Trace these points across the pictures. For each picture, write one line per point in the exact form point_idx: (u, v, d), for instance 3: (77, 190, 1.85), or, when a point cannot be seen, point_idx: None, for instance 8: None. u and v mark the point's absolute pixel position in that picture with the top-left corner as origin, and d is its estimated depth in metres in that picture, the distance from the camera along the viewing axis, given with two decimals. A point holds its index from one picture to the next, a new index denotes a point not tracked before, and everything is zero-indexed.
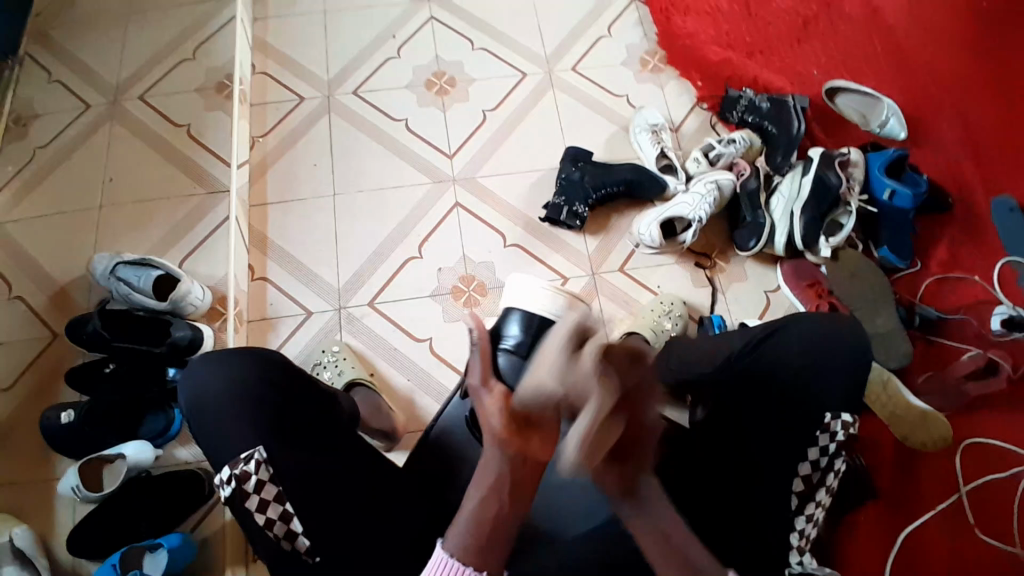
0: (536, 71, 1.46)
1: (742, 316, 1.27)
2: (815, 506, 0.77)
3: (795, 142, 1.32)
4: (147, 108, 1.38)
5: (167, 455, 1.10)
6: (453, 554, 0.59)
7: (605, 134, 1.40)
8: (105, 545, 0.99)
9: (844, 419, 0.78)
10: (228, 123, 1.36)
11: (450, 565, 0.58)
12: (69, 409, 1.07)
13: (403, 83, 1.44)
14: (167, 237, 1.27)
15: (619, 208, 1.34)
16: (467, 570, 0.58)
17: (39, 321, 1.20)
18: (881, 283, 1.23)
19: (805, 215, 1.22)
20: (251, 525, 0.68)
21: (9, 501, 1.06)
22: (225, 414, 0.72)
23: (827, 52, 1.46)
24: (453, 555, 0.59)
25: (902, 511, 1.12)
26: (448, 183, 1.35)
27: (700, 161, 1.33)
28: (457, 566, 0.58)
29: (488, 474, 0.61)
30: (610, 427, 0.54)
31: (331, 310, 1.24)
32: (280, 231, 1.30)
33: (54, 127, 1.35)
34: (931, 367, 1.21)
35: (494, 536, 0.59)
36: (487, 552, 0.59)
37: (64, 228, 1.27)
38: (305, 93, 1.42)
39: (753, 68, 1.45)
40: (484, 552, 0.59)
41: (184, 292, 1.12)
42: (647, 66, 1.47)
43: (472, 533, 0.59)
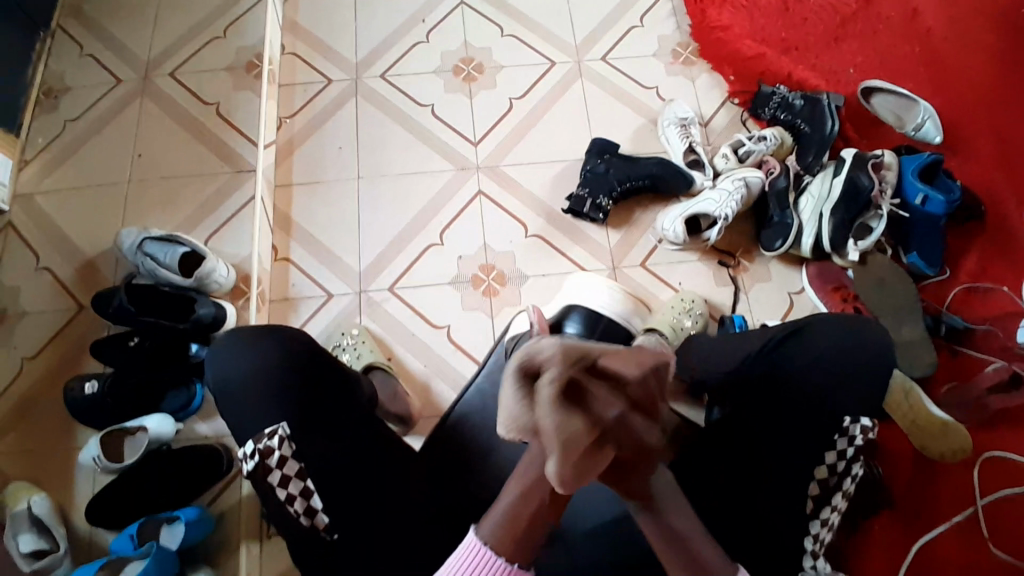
0: (565, 60, 1.44)
1: (763, 317, 1.26)
2: (830, 511, 0.76)
3: (827, 142, 1.29)
4: (176, 85, 1.39)
5: (188, 429, 1.12)
6: (487, 544, 0.58)
7: (632, 127, 1.38)
8: (123, 516, 1.01)
9: (863, 424, 0.76)
10: (256, 103, 1.37)
11: (484, 557, 0.58)
12: (93, 379, 1.09)
13: (431, 68, 1.43)
14: (193, 215, 1.28)
15: (643, 202, 1.32)
16: (501, 560, 0.58)
17: (66, 292, 1.22)
18: (909, 290, 1.20)
19: (834, 217, 1.21)
20: (270, 501, 0.68)
21: (35, 466, 1.09)
22: (253, 390, 0.73)
23: (865, 51, 1.43)
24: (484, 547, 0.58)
25: (917, 522, 1.10)
26: (472, 171, 1.34)
27: (729, 157, 1.31)
28: (491, 556, 0.58)
29: (522, 474, 0.59)
30: None
31: (351, 293, 1.24)
32: (304, 212, 1.30)
33: (85, 100, 1.37)
34: (955, 377, 1.19)
35: (524, 533, 0.58)
36: (522, 544, 0.58)
37: (92, 202, 1.29)
38: (333, 76, 1.42)
39: (788, 64, 1.42)
40: (515, 548, 0.58)
41: (209, 271, 1.13)
42: (679, 59, 1.45)
43: (508, 525, 0.58)
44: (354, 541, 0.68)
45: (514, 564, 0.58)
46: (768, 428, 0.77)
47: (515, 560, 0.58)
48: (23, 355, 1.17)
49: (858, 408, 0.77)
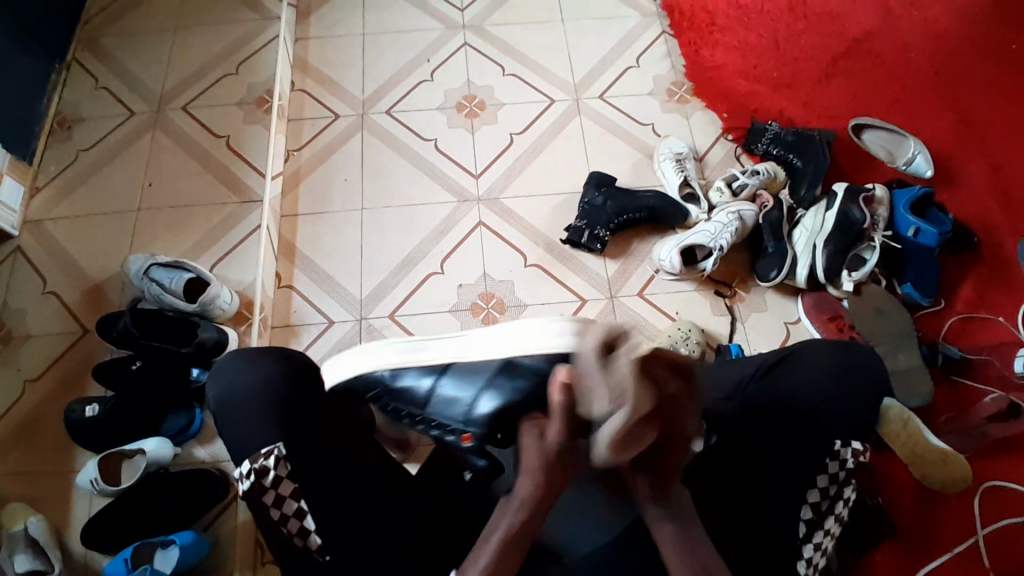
0: (564, 98, 1.49)
1: (760, 346, 1.27)
2: (823, 535, 0.74)
3: (821, 173, 1.33)
4: (189, 118, 1.44)
5: (186, 453, 1.12)
6: None
7: (630, 161, 1.42)
8: (118, 540, 1.01)
9: (854, 447, 0.76)
10: (265, 137, 1.42)
11: None
12: (94, 403, 1.10)
13: (434, 105, 1.48)
14: (199, 242, 1.31)
15: (640, 233, 1.35)
16: None
17: (71, 316, 1.24)
18: (904, 319, 1.21)
19: (827, 248, 1.23)
20: (265, 520, 0.68)
21: (32, 489, 1.09)
22: (250, 409, 0.73)
23: (854, 90, 1.48)
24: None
25: (921, 555, 1.08)
26: (473, 202, 1.37)
27: (723, 191, 1.34)
28: None
29: (514, 514, 0.62)
30: (639, 434, 0.59)
31: (352, 320, 1.26)
32: (308, 241, 1.33)
33: (100, 131, 1.42)
34: (953, 409, 1.19)
35: (505, 571, 0.60)
36: None
37: (102, 228, 1.32)
38: (340, 111, 1.47)
39: (779, 102, 1.47)
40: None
41: (215, 296, 1.15)
42: (674, 96, 1.50)
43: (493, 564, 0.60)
44: (351, 558, 0.69)
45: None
46: (762, 456, 0.77)
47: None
48: (27, 377, 1.18)
49: (853, 431, 0.77)
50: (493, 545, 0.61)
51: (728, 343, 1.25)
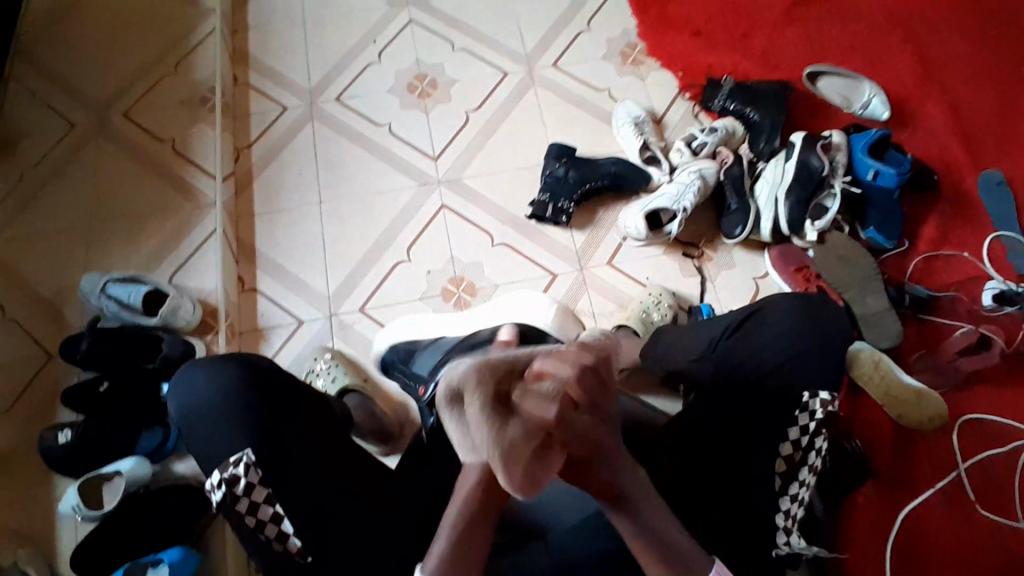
0: (517, 69, 1.46)
1: (732, 303, 1.28)
2: (799, 486, 0.75)
3: (777, 128, 1.33)
4: (130, 125, 1.38)
5: (166, 469, 1.11)
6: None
7: (589, 130, 1.40)
8: (107, 563, 0.99)
9: (822, 398, 0.77)
10: (213, 137, 1.37)
11: None
12: (66, 429, 1.08)
13: (384, 88, 1.44)
14: (156, 253, 1.27)
15: (605, 202, 1.34)
16: None
17: (32, 343, 1.20)
18: (870, 264, 1.23)
19: (789, 199, 1.24)
20: (242, 528, 0.69)
21: (11, 523, 1.07)
22: (218, 422, 0.73)
23: (806, 36, 1.46)
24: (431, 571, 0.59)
25: (900, 490, 1.12)
26: (434, 185, 1.35)
27: (683, 152, 1.33)
28: None
29: (463, 490, 0.60)
30: (534, 461, 0.48)
31: (323, 317, 1.24)
32: (269, 240, 1.30)
33: (39, 147, 1.36)
34: (924, 346, 1.21)
35: (468, 548, 0.60)
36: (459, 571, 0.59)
37: (54, 248, 1.27)
38: (288, 103, 1.42)
39: (734, 56, 1.46)
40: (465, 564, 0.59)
41: (175, 307, 1.14)
42: (628, 58, 1.47)
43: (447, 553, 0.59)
44: (339, 562, 0.69)
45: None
46: (729, 417, 0.79)
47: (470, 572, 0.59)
48: None
49: (822, 380, 0.78)
50: (449, 530, 0.60)
51: (700, 303, 1.26)
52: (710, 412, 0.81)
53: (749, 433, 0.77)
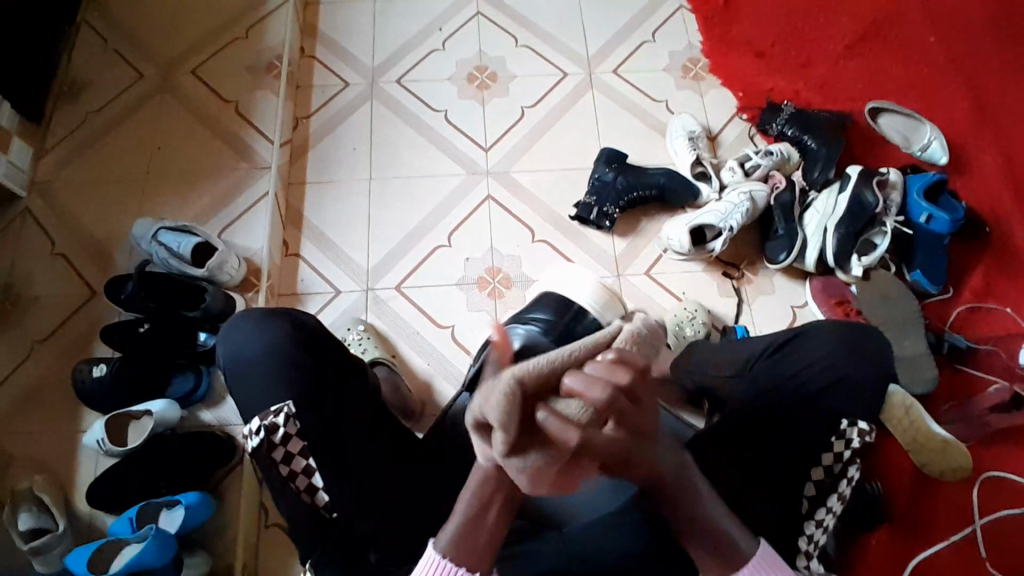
0: (577, 71, 1.47)
1: (765, 328, 1.26)
2: (826, 512, 0.74)
3: (832, 159, 1.30)
4: (197, 82, 1.42)
5: (192, 416, 1.13)
6: (443, 555, 0.60)
7: (642, 138, 1.40)
8: (124, 498, 1.02)
9: (861, 427, 0.77)
10: (275, 103, 1.40)
11: (444, 569, 0.60)
12: (101, 363, 1.11)
13: (445, 75, 1.46)
14: (208, 208, 1.31)
15: (649, 212, 1.34)
16: (459, 570, 0.60)
17: (79, 279, 1.24)
18: (912, 306, 1.21)
19: (838, 231, 1.22)
20: (274, 476, 0.71)
21: (37, 448, 1.11)
22: (263, 375, 0.75)
23: (873, 72, 1.45)
24: (450, 561, 0.60)
25: (914, 539, 1.09)
26: (482, 175, 1.36)
27: (736, 171, 1.31)
28: (448, 566, 0.60)
29: (473, 487, 0.58)
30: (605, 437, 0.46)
31: (359, 290, 1.26)
32: (316, 210, 1.33)
33: (108, 94, 1.41)
34: (955, 396, 1.19)
35: (478, 543, 0.60)
36: (475, 550, 0.60)
37: (111, 191, 1.32)
38: (350, 79, 1.45)
39: (796, 82, 1.45)
40: (475, 555, 0.61)
41: (222, 262, 1.16)
42: (689, 73, 1.47)
43: (461, 533, 0.60)
44: (354, 517, 0.70)
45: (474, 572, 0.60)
46: (749, 450, 0.77)
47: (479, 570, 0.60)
48: (35, 338, 1.19)
49: (854, 410, 0.78)
50: (461, 516, 0.60)
51: (735, 324, 1.24)
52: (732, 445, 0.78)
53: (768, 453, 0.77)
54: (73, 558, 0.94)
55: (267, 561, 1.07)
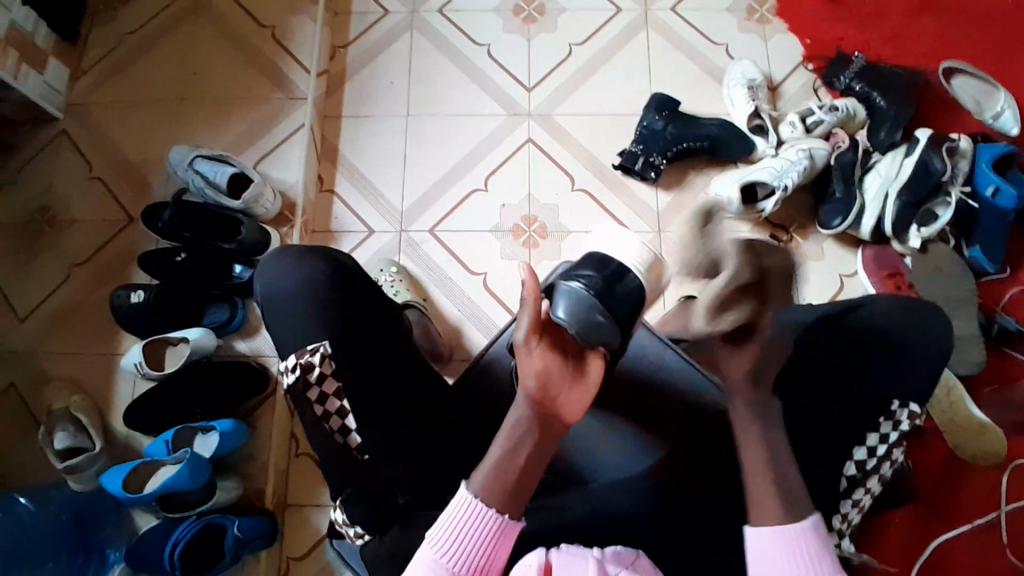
0: (631, 8, 1.37)
1: (809, 295, 1.21)
2: (863, 493, 0.75)
3: (902, 120, 1.22)
4: (234, 3, 1.37)
5: (227, 345, 1.14)
6: (476, 495, 0.61)
7: (696, 85, 1.31)
8: (159, 422, 1.06)
9: (911, 410, 0.76)
10: (312, 29, 1.34)
11: (474, 508, 0.60)
12: (138, 291, 1.12)
13: (490, 6, 1.37)
14: (243, 138, 1.28)
15: (698, 165, 1.27)
16: (491, 511, 0.60)
17: (116, 204, 1.24)
18: (966, 284, 1.15)
19: (900, 198, 1.14)
20: (309, 415, 0.72)
21: (79, 367, 1.14)
22: (299, 314, 0.74)
23: (958, 23, 1.31)
24: (484, 504, 0.60)
25: (939, 519, 1.07)
26: (524, 117, 1.30)
27: (796, 126, 1.23)
28: (480, 506, 0.60)
29: (514, 427, 0.62)
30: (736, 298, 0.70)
31: (391, 231, 1.24)
32: (351, 146, 1.29)
33: (142, 13, 1.36)
34: (1000, 380, 1.14)
35: (510, 484, 0.61)
36: (510, 493, 0.61)
37: (147, 116, 1.30)
38: (390, 7, 1.38)
39: (870, 31, 1.32)
40: (508, 497, 0.61)
41: (258, 195, 1.15)
42: (754, 15, 1.36)
43: (496, 475, 0.61)
44: (387, 463, 0.71)
45: (507, 514, 0.60)
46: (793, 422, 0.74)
47: (512, 514, 0.61)
48: (72, 261, 1.21)
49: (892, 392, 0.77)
50: (498, 453, 0.61)
51: None
52: (775, 422, 0.75)
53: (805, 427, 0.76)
54: (109, 476, 0.99)
55: (294, 490, 1.10)
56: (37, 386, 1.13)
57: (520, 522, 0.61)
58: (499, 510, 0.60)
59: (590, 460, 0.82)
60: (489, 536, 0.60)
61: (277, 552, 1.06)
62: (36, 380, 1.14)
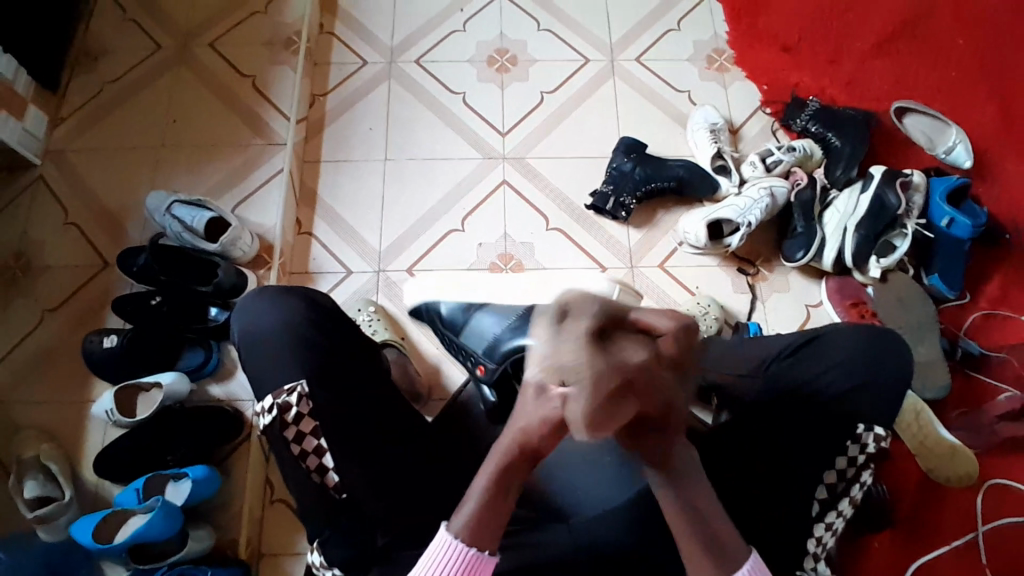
0: (599, 58, 1.44)
1: (780, 326, 1.25)
2: (835, 515, 0.77)
3: (857, 155, 1.28)
4: (215, 55, 1.41)
5: (201, 390, 1.13)
6: (456, 536, 0.60)
7: (662, 129, 1.38)
8: (130, 470, 1.03)
9: (877, 432, 0.78)
10: (292, 78, 1.39)
11: (454, 550, 0.59)
12: (111, 335, 1.11)
13: (464, 57, 1.44)
14: (222, 183, 1.30)
15: (667, 204, 1.32)
16: (470, 551, 0.59)
17: (92, 249, 1.24)
18: (927, 311, 1.20)
19: (858, 231, 1.20)
20: (287, 453, 0.71)
21: (47, 415, 1.11)
22: (277, 353, 0.75)
23: (901, 69, 1.41)
24: (462, 540, 0.60)
25: (919, 545, 1.08)
26: (498, 160, 1.35)
27: (757, 166, 1.29)
28: (460, 547, 0.59)
29: (501, 464, 0.60)
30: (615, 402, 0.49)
31: (370, 271, 1.26)
32: (330, 189, 1.32)
33: (123, 64, 1.39)
34: (966, 403, 1.17)
35: (492, 519, 0.60)
36: (488, 530, 0.60)
37: (126, 163, 1.31)
38: (368, 58, 1.43)
39: (820, 78, 1.42)
40: (487, 535, 0.60)
41: (235, 238, 1.16)
42: (713, 64, 1.44)
43: (478, 512, 0.60)
44: (367, 499, 0.70)
45: (483, 552, 0.60)
46: (758, 447, 0.78)
47: (489, 548, 0.60)
48: (45, 307, 1.19)
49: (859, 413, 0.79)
50: (481, 490, 0.60)
51: (748, 321, 1.23)
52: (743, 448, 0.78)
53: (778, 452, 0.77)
54: (78, 527, 0.96)
55: (271, 537, 1.07)
56: (3, 435, 1.10)
57: (496, 556, 0.61)
58: (477, 550, 0.60)
59: (567, 487, 0.83)
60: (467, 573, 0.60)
61: None
62: (2, 429, 1.10)
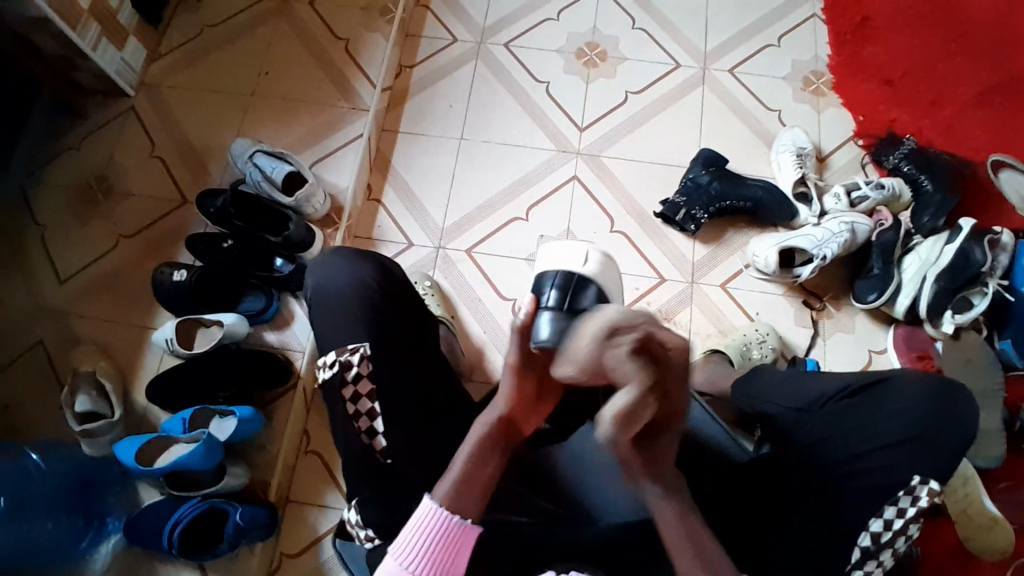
0: (690, 64, 1.41)
1: (838, 367, 1.20)
2: (875, 566, 0.73)
3: (946, 207, 1.22)
4: (313, 13, 1.43)
5: (256, 335, 1.16)
6: (440, 502, 0.60)
7: (745, 146, 1.34)
8: (177, 401, 1.09)
9: (931, 487, 0.74)
10: (383, 46, 1.40)
11: (438, 517, 0.60)
12: (182, 269, 1.16)
13: (553, 46, 1.42)
14: (303, 139, 1.33)
15: (738, 223, 1.28)
16: (451, 516, 0.60)
17: (173, 184, 1.29)
18: (990, 378, 1.12)
19: (937, 283, 1.14)
20: (339, 412, 0.73)
21: (108, 335, 1.17)
22: (344, 310, 0.77)
23: (1011, 121, 1.33)
24: (447, 508, 0.60)
25: None
26: (573, 154, 1.34)
27: (840, 199, 1.24)
28: (440, 510, 0.60)
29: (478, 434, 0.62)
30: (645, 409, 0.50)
31: (430, 247, 1.27)
32: (404, 160, 1.33)
33: (226, 10, 1.43)
34: (1018, 480, 1.11)
35: (477, 488, 0.61)
36: (470, 502, 0.61)
37: (215, 106, 1.35)
38: (459, 36, 1.43)
39: (921, 116, 1.34)
40: (471, 503, 0.61)
41: (310, 194, 1.19)
42: (810, 86, 1.39)
43: (458, 482, 0.61)
44: (406, 467, 0.71)
45: (467, 518, 0.61)
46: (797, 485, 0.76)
47: (473, 517, 0.61)
48: (120, 233, 1.25)
49: (916, 465, 0.75)
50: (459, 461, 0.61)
51: (805, 357, 1.19)
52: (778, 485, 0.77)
53: (822, 496, 0.75)
54: (123, 447, 1.01)
55: (299, 486, 1.10)
56: (65, 348, 1.16)
57: (479, 526, 0.62)
58: (457, 518, 0.60)
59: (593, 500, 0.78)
60: (449, 541, 0.60)
61: (269, 548, 1.06)
62: (65, 341, 1.17)
